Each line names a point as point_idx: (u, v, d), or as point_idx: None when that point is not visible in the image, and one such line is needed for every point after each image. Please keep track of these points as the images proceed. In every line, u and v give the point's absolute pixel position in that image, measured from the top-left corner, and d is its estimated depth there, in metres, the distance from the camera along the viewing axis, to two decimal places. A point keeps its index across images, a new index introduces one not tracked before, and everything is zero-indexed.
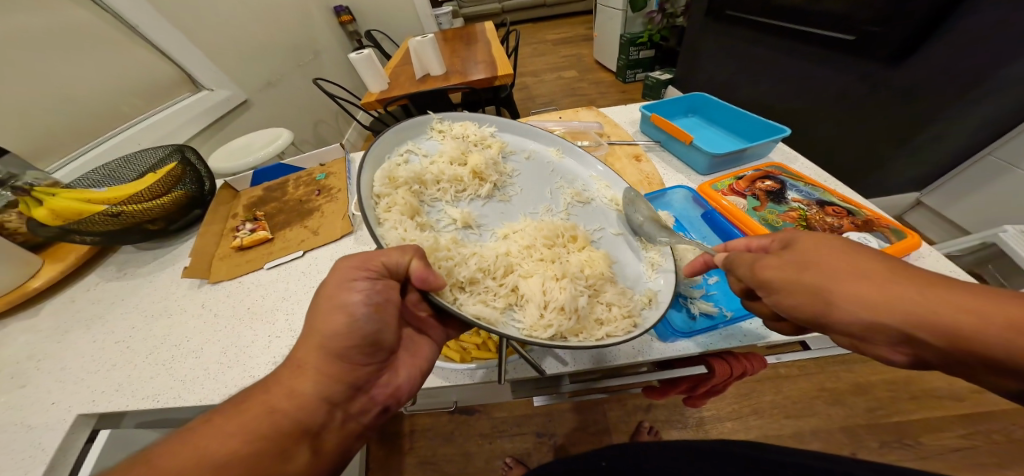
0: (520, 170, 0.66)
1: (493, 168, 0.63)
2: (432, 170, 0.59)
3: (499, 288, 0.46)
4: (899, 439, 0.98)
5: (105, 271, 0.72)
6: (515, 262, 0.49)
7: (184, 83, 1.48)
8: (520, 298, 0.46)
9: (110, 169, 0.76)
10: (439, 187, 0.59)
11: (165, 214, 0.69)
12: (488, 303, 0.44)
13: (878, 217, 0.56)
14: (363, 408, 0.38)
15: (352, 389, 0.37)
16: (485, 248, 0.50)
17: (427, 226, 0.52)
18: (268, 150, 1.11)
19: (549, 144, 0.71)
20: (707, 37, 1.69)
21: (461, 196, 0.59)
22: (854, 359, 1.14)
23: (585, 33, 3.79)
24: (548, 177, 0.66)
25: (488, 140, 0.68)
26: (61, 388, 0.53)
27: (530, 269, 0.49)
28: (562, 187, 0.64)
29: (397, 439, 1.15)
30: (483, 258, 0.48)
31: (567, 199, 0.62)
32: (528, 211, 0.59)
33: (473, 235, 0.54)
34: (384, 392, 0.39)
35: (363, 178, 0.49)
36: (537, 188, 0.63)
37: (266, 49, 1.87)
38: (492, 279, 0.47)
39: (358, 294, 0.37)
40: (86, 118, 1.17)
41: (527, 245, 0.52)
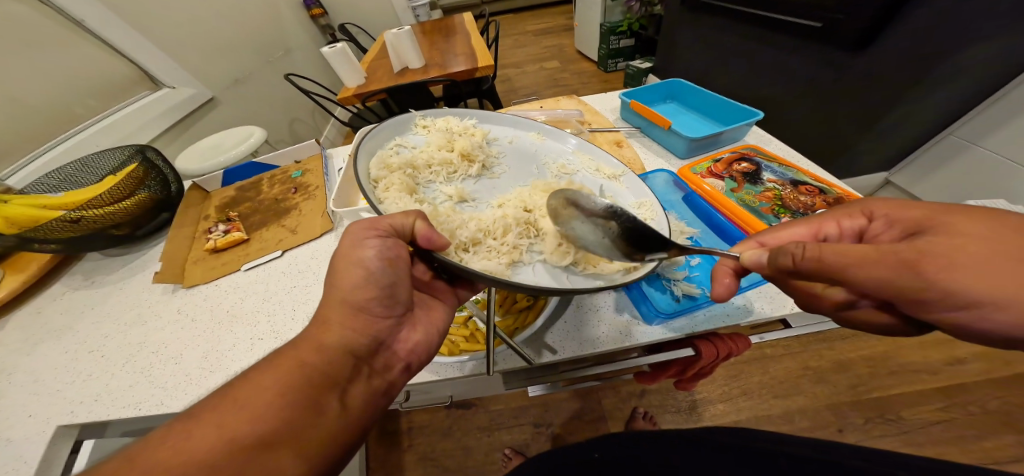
0: (505, 152, 0.66)
1: (480, 149, 0.62)
2: (422, 156, 0.59)
3: (502, 245, 0.47)
4: (882, 414, 1.04)
5: (72, 280, 0.69)
6: (513, 221, 0.50)
7: (144, 82, 1.40)
8: (524, 253, 0.48)
9: (66, 173, 0.71)
10: (431, 171, 0.59)
11: (130, 219, 0.66)
12: (493, 258, 0.45)
13: (848, 195, 0.57)
14: (387, 364, 0.38)
15: (375, 345, 0.37)
16: (483, 213, 0.52)
17: (425, 201, 0.53)
18: (241, 150, 1.07)
19: (529, 129, 0.70)
20: (683, 26, 1.71)
21: (454, 178, 0.59)
22: (834, 337, 1.20)
23: (566, 23, 3.76)
24: (533, 157, 0.64)
25: (468, 126, 0.68)
26: (36, 400, 0.50)
27: (526, 229, 0.50)
28: (548, 163, 0.63)
29: (394, 439, 1.14)
30: (482, 220, 0.50)
31: (554, 169, 0.62)
32: (520, 182, 0.59)
33: (469, 207, 0.54)
34: (404, 348, 0.40)
35: (359, 166, 0.51)
36: (524, 165, 0.62)
37: (233, 45, 1.79)
38: (494, 239, 0.48)
39: (371, 250, 0.37)
40: (38, 121, 1.10)
41: (523, 208, 0.52)
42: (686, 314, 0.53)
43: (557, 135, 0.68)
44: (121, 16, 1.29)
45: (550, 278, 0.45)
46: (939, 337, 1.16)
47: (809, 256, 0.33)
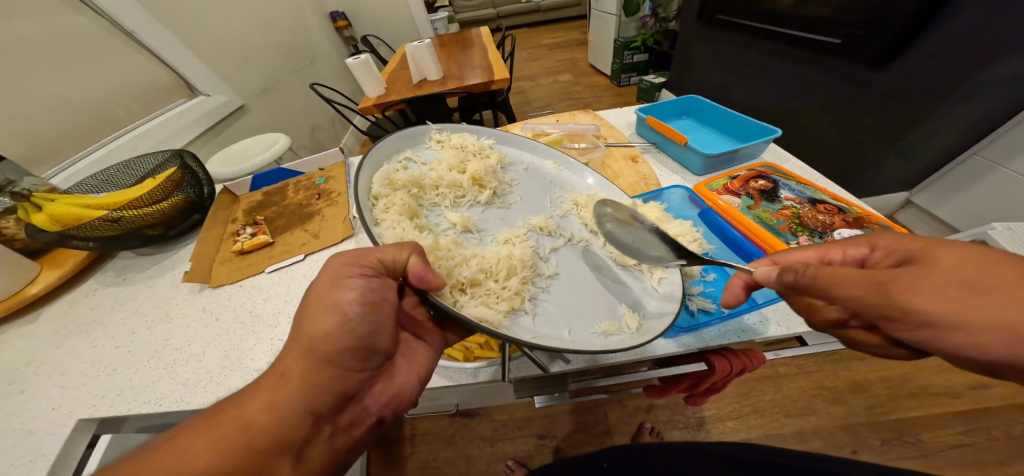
0: (518, 180, 0.67)
1: (492, 175, 0.63)
2: (432, 177, 0.59)
3: (503, 290, 0.45)
4: (899, 436, 1.00)
5: (104, 277, 0.72)
6: (519, 263, 0.48)
7: (180, 88, 1.48)
8: (527, 301, 0.46)
9: (109, 174, 0.76)
10: (438, 192, 0.58)
11: (164, 219, 0.69)
12: (491, 306, 0.43)
13: (868, 214, 0.57)
14: (354, 419, 0.37)
15: (343, 400, 0.36)
16: (487, 250, 0.50)
17: (426, 228, 0.51)
18: (265, 156, 1.12)
19: (546, 156, 0.72)
20: (699, 42, 1.73)
21: (460, 202, 0.59)
22: (852, 357, 1.16)
23: (579, 38, 3.83)
24: (548, 187, 0.66)
25: (486, 150, 0.68)
26: (62, 393, 0.52)
27: (531, 275, 0.49)
28: (562, 196, 0.64)
29: (398, 444, 1.14)
30: (485, 259, 0.48)
31: (568, 206, 0.62)
32: (529, 218, 0.59)
33: (470, 238, 0.53)
34: (377, 402, 0.39)
35: (360, 180, 0.49)
36: (536, 196, 0.64)
37: (263, 54, 1.87)
38: (495, 282, 0.46)
39: (351, 292, 0.36)
40: (82, 123, 1.16)
41: (530, 248, 0.52)
42: (700, 329, 0.52)
43: (575, 167, 0.69)
44: (164, 25, 1.37)
45: (552, 333, 0.43)
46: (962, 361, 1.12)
47: (804, 273, 0.34)
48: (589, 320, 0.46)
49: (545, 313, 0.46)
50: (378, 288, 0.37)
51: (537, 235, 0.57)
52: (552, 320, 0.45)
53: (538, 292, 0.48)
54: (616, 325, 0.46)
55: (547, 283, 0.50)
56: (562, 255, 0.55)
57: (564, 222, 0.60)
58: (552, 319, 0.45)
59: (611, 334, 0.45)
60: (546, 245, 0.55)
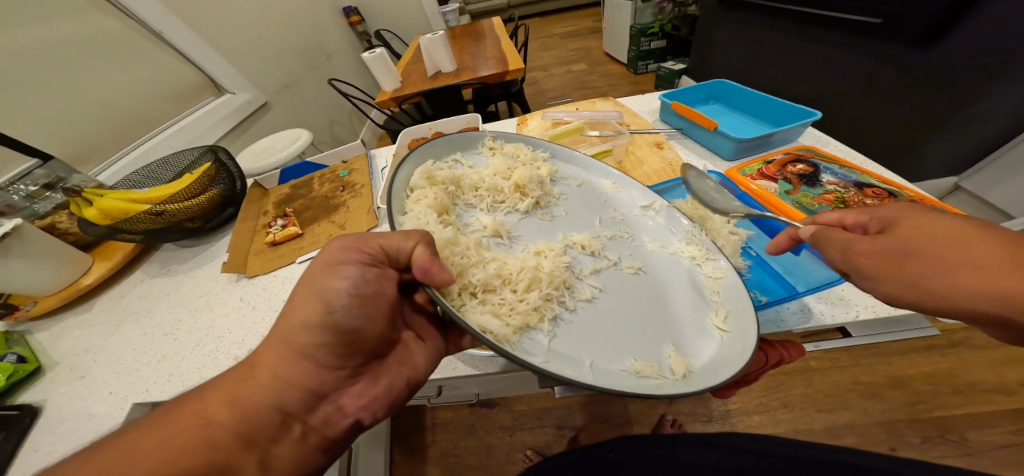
0: (567, 195, 0.65)
1: (537, 184, 0.61)
2: (476, 186, 0.60)
3: (519, 303, 0.43)
4: (941, 434, 0.95)
5: (150, 268, 0.76)
6: (545, 278, 0.46)
7: (208, 88, 1.53)
8: (545, 320, 0.43)
9: (149, 170, 0.80)
10: (477, 194, 0.59)
11: (202, 213, 0.72)
12: (501, 317, 0.41)
13: (922, 199, 0.54)
14: (327, 419, 0.38)
15: (313, 399, 0.37)
16: (511, 257, 0.49)
17: (451, 224, 0.49)
18: (289, 151, 1.14)
19: (604, 175, 0.69)
20: (722, 24, 1.65)
21: (497, 207, 0.59)
22: (888, 350, 1.11)
23: (593, 26, 3.73)
24: (600, 206, 0.64)
25: (538, 162, 0.67)
26: (117, 378, 0.56)
27: (557, 293, 0.46)
28: (614, 217, 0.61)
29: (421, 432, 1.18)
30: (504, 265, 0.46)
31: (619, 230, 0.59)
32: (570, 232, 0.57)
33: (494, 241, 0.52)
34: (352, 403, 0.39)
35: (400, 172, 0.52)
36: (584, 213, 0.61)
37: (281, 52, 1.91)
38: (511, 292, 0.44)
39: (344, 281, 0.36)
40: (122, 126, 1.22)
41: (564, 263, 0.50)
42: None
43: (631, 188, 0.65)
44: (187, 23, 1.41)
45: (570, 357, 0.40)
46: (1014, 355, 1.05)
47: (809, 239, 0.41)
48: (623, 354, 0.42)
49: (564, 334, 0.43)
50: (376, 279, 0.37)
51: (577, 253, 0.54)
52: (573, 346, 0.41)
53: (564, 310, 0.46)
54: (654, 368, 0.41)
55: (580, 305, 0.47)
56: (604, 276, 0.51)
57: (610, 244, 0.57)
58: (574, 343, 0.42)
59: (645, 375, 0.40)
60: (587, 266, 0.52)
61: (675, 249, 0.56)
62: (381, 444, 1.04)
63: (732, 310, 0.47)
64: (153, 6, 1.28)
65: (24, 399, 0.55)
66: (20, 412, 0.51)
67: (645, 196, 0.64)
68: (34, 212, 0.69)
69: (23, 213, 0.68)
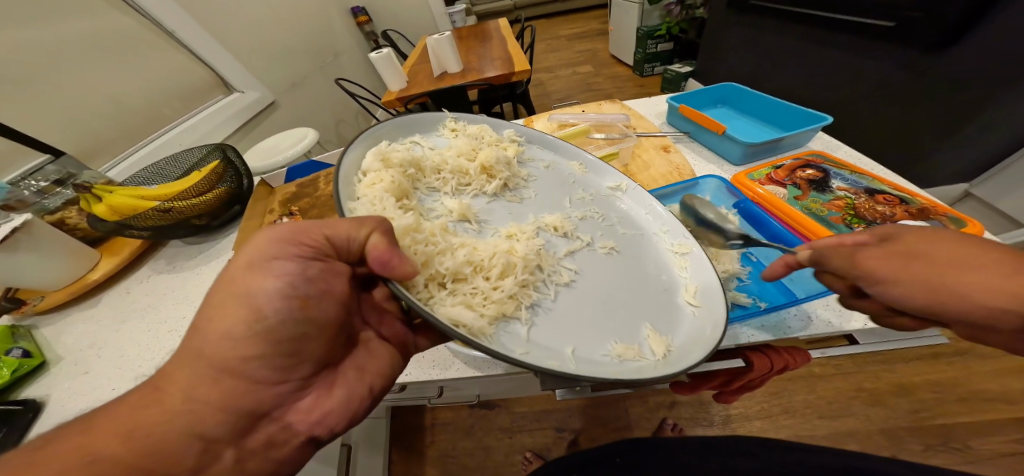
0: (536, 176, 0.65)
1: (504, 166, 0.61)
2: (440, 169, 0.58)
3: (492, 291, 0.42)
4: (943, 442, 0.94)
5: (156, 264, 0.77)
6: (520, 263, 0.45)
7: (218, 86, 1.55)
8: (522, 308, 0.42)
9: (159, 167, 0.81)
10: (439, 177, 0.58)
11: (210, 210, 0.73)
12: (474, 308, 0.40)
13: (934, 206, 0.53)
14: (271, 440, 0.34)
15: (253, 419, 0.33)
16: (482, 242, 0.47)
17: (411, 209, 0.49)
18: (296, 150, 1.15)
19: (571, 157, 0.70)
20: (731, 27, 1.64)
21: (463, 190, 0.58)
22: (892, 358, 1.09)
23: (600, 28, 3.73)
24: (568, 187, 0.64)
25: (505, 145, 0.67)
26: (119, 375, 0.56)
27: (533, 278, 0.45)
28: (582, 197, 0.62)
29: (420, 432, 1.18)
30: (474, 251, 0.45)
31: (589, 209, 0.60)
32: (542, 215, 0.57)
33: (461, 227, 0.51)
34: (301, 419, 0.36)
35: (349, 155, 0.49)
36: (553, 195, 0.61)
37: (290, 52, 1.92)
38: (482, 279, 0.43)
39: (276, 279, 0.34)
40: (131, 123, 1.24)
41: (537, 246, 0.49)
42: (737, 324, 0.50)
43: (598, 170, 0.67)
44: (196, 21, 1.42)
45: (552, 348, 0.39)
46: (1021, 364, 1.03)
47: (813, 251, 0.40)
48: (604, 339, 0.42)
49: (544, 322, 0.42)
50: (315, 274, 0.36)
51: (550, 235, 0.54)
52: (555, 334, 0.41)
53: (542, 297, 0.45)
54: (633, 349, 0.41)
55: (559, 290, 0.46)
56: (580, 258, 0.51)
57: (582, 225, 0.57)
58: (555, 331, 0.41)
59: (628, 359, 0.40)
60: (562, 247, 0.52)
61: (644, 227, 0.59)
62: (379, 443, 1.03)
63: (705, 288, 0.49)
64: (165, 5, 1.30)
65: (27, 394, 0.55)
66: (23, 407, 0.52)
67: (612, 175, 0.66)
68: (44, 207, 0.70)
69: (33, 208, 0.69)
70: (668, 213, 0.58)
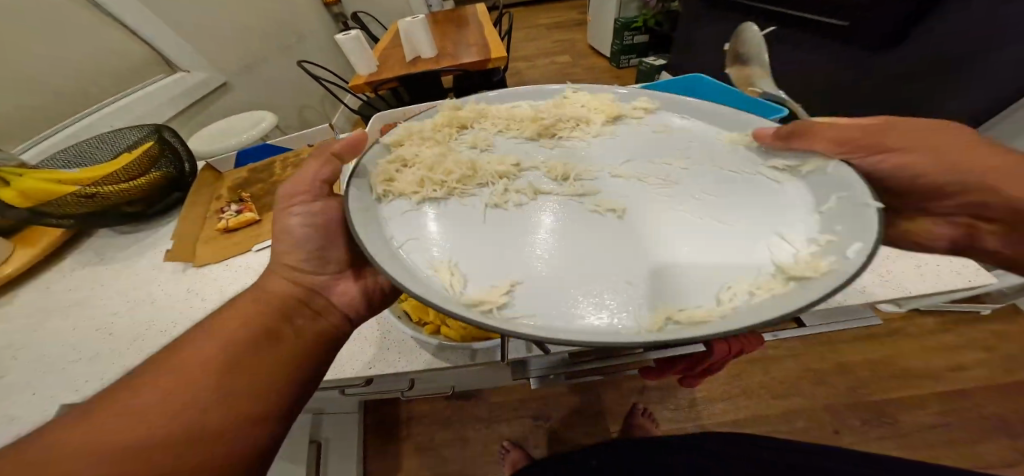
0: (621, 136, 0.51)
1: (568, 124, 0.53)
2: (507, 118, 0.56)
3: (422, 178, 0.43)
4: (878, 417, 1.02)
5: (84, 257, 0.69)
6: (458, 172, 0.44)
7: (158, 64, 1.42)
8: (429, 201, 0.41)
9: (82, 149, 0.72)
10: (501, 122, 0.56)
11: (144, 196, 0.67)
12: (394, 185, 0.41)
13: None
14: (323, 310, 0.39)
15: (306, 293, 0.38)
16: (454, 156, 0.48)
17: (448, 140, 0.53)
18: (251, 134, 1.07)
19: (735, 125, 0.48)
20: (700, 21, 1.67)
21: (507, 133, 0.54)
22: (841, 341, 1.17)
23: (579, 17, 3.71)
24: (656, 150, 0.47)
25: (632, 106, 0.55)
26: (43, 377, 0.50)
27: (456, 185, 0.42)
28: (671, 164, 0.44)
29: (395, 426, 1.15)
30: (434, 156, 0.47)
31: (651, 175, 0.43)
32: (557, 158, 0.48)
33: (464, 154, 0.50)
34: (342, 298, 0.41)
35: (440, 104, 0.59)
36: (619, 154, 0.48)
37: (245, 27, 1.78)
38: (424, 173, 0.44)
39: (295, 217, 0.40)
40: (55, 99, 1.11)
41: (497, 173, 0.44)
42: None
43: (755, 153, 0.43)
44: None
45: (400, 233, 0.36)
46: (949, 343, 1.13)
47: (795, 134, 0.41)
48: (451, 254, 0.34)
49: (426, 219, 0.39)
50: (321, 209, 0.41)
51: (541, 175, 0.45)
52: (419, 226, 0.37)
53: (452, 205, 0.41)
54: (462, 281, 0.31)
55: (479, 209, 0.40)
56: (543, 203, 0.41)
57: (606, 181, 0.43)
58: (419, 228, 0.37)
59: (439, 276, 0.31)
60: (551, 177, 0.44)
61: (747, 228, 0.34)
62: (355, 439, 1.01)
63: (736, 313, 0.26)
64: None
65: None
66: None
67: (806, 154, 0.39)
68: None
69: None
70: (842, 211, 0.32)
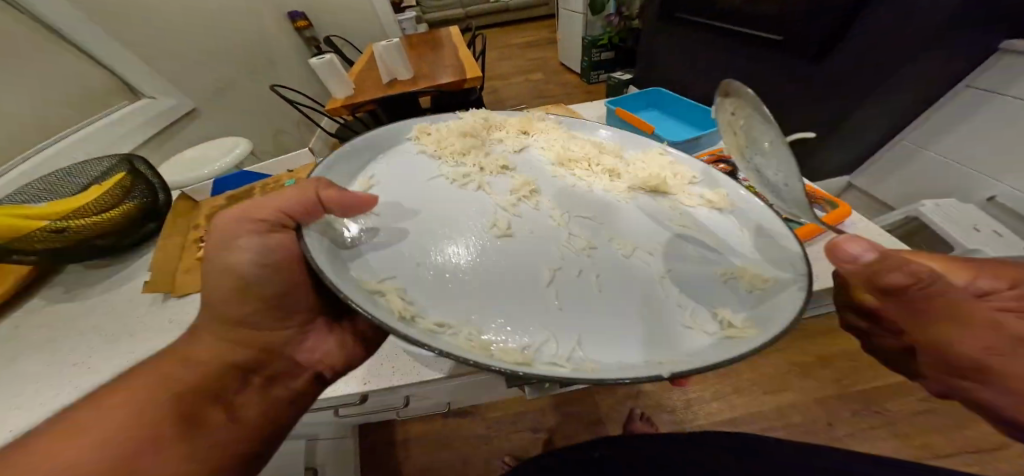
0: (627, 207, 0.55)
1: (594, 173, 0.60)
2: (556, 143, 0.67)
3: (445, 146, 0.61)
4: (866, 406, 1.08)
5: (52, 294, 0.66)
6: (461, 151, 0.61)
7: (122, 92, 1.39)
8: (421, 155, 0.61)
9: (48, 182, 0.70)
10: (555, 144, 0.67)
11: (117, 229, 0.65)
12: (426, 141, 0.63)
13: (815, 192, 0.63)
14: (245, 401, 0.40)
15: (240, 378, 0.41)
16: (484, 151, 0.64)
17: (495, 136, 0.69)
18: (227, 161, 1.06)
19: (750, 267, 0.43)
20: (658, 39, 1.80)
21: (549, 156, 0.65)
22: (818, 333, 1.24)
23: (549, 37, 3.88)
24: (634, 228, 0.51)
25: (703, 198, 0.54)
26: (18, 421, 0.47)
27: (452, 156, 0.60)
28: (627, 252, 0.47)
29: (390, 450, 1.12)
30: (467, 133, 0.65)
31: (592, 243, 0.48)
32: (539, 190, 0.57)
33: (498, 149, 0.67)
34: (249, 392, 0.41)
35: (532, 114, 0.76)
36: (592, 211, 0.54)
37: (215, 54, 1.77)
38: (444, 144, 0.62)
39: (247, 254, 0.40)
40: (14, 131, 1.07)
41: (480, 169, 0.59)
42: None
43: (732, 298, 0.40)
44: (91, 21, 1.27)
45: (394, 160, 0.59)
46: None
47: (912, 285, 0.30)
48: (394, 191, 0.52)
49: (406, 160, 0.59)
50: (276, 245, 0.41)
51: (512, 190, 0.56)
52: (395, 161, 0.58)
53: (437, 165, 0.59)
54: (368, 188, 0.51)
55: (441, 178, 0.56)
56: (484, 204, 0.52)
57: (544, 226, 0.51)
58: (400, 165, 0.58)
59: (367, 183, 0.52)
60: (512, 188, 0.56)
61: (590, 314, 0.38)
62: (350, 464, 0.98)
63: (436, 324, 0.34)
64: None
65: None
66: None
67: (763, 319, 0.36)
68: None
69: None
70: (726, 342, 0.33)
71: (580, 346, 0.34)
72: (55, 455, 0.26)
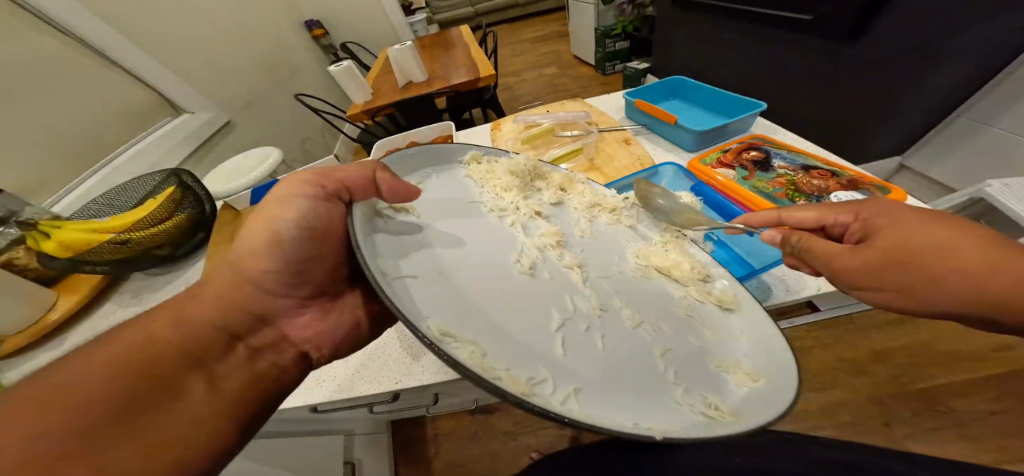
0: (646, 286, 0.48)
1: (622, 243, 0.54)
2: (599, 201, 0.60)
3: (498, 180, 0.54)
4: (928, 406, 1.01)
5: (121, 299, 0.73)
6: (512, 190, 0.54)
7: (164, 109, 1.48)
8: (470, 181, 0.53)
9: (109, 197, 0.77)
10: (598, 204, 0.60)
11: (171, 239, 0.71)
12: (481, 170, 0.55)
13: (861, 176, 0.59)
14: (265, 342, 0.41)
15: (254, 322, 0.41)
16: (530, 198, 0.56)
17: (542, 180, 0.61)
18: (261, 171, 1.11)
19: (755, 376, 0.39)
20: (675, 25, 1.74)
21: (592, 213, 0.58)
22: (863, 326, 1.18)
23: (561, 29, 3.83)
24: (649, 303, 0.45)
25: (710, 288, 0.48)
26: None
27: (500, 191, 0.53)
28: (640, 325, 0.41)
29: (424, 445, 1.16)
30: (521, 174, 0.58)
31: (607, 306, 0.42)
32: (569, 245, 0.50)
33: (535, 197, 0.58)
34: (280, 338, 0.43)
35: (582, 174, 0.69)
36: (617, 279, 0.48)
37: (241, 68, 1.86)
38: (497, 178, 0.54)
39: (294, 212, 0.41)
40: (75, 152, 1.16)
41: (522, 209, 0.52)
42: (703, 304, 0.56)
43: (718, 386, 0.37)
44: (131, 45, 1.36)
45: (441, 175, 0.51)
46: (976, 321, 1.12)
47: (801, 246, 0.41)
48: (444, 207, 0.45)
49: (454, 180, 0.52)
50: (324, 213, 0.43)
51: (540, 235, 0.49)
52: (444, 178, 0.51)
53: (481, 194, 0.52)
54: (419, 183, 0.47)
55: (480, 207, 0.49)
56: (513, 243, 0.45)
57: (562, 276, 0.44)
58: (449, 184, 0.51)
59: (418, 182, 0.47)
60: (539, 235, 0.49)
61: (595, 375, 0.32)
62: (384, 459, 1.02)
63: (450, 332, 0.27)
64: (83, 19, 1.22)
65: None
66: None
67: (744, 411, 0.33)
68: None
69: None
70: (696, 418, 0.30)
71: (578, 396, 0.28)
72: (119, 438, 0.27)
